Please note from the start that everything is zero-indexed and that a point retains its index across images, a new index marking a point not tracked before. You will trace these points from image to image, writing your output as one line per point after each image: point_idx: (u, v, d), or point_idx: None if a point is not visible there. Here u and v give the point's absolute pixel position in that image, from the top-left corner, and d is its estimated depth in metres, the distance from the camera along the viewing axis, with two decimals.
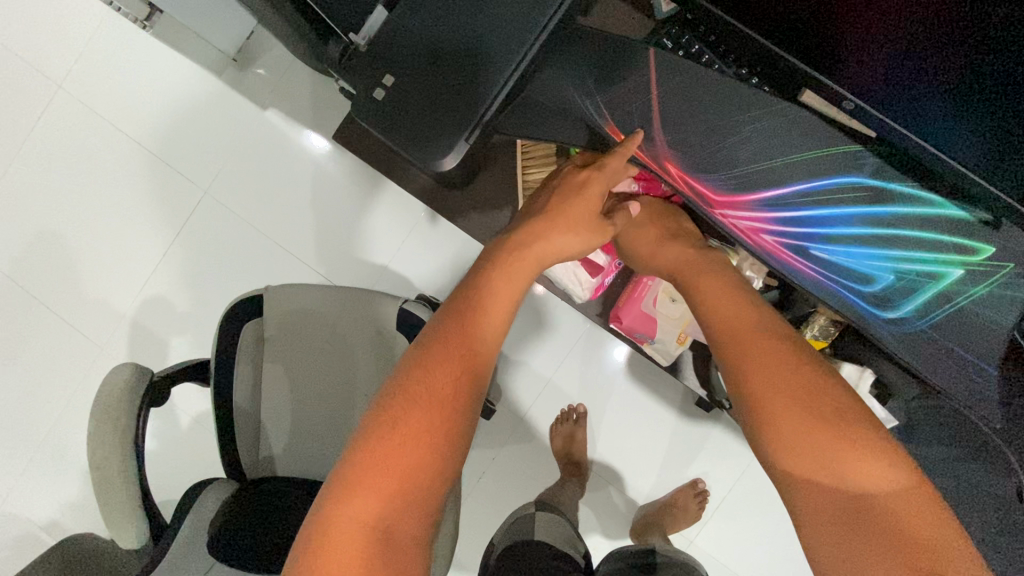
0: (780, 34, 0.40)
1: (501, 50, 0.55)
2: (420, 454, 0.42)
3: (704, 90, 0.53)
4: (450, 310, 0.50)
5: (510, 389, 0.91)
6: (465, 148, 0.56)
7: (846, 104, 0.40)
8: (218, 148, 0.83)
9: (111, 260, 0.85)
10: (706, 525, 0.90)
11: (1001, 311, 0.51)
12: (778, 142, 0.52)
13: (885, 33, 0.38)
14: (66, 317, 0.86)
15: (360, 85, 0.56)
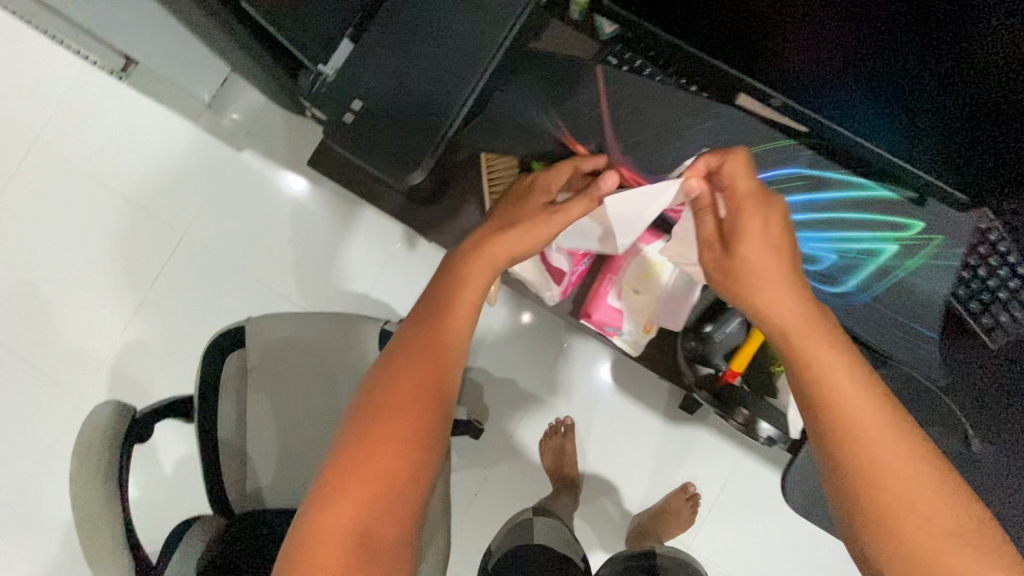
0: (712, 45, 0.43)
1: (463, 65, 0.54)
2: (397, 466, 0.39)
3: (648, 102, 0.57)
4: (416, 322, 0.46)
5: (497, 407, 0.91)
6: (433, 162, 0.56)
7: (775, 102, 0.45)
8: (197, 190, 0.92)
9: (94, 305, 0.92)
10: (704, 532, 0.88)
11: (935, 280, 0.57)
12: (721, 141, 0.57)
13: (816, 39, 0.40)
14: (49, 367, 0.91)
15: (328, 110, 0.55)
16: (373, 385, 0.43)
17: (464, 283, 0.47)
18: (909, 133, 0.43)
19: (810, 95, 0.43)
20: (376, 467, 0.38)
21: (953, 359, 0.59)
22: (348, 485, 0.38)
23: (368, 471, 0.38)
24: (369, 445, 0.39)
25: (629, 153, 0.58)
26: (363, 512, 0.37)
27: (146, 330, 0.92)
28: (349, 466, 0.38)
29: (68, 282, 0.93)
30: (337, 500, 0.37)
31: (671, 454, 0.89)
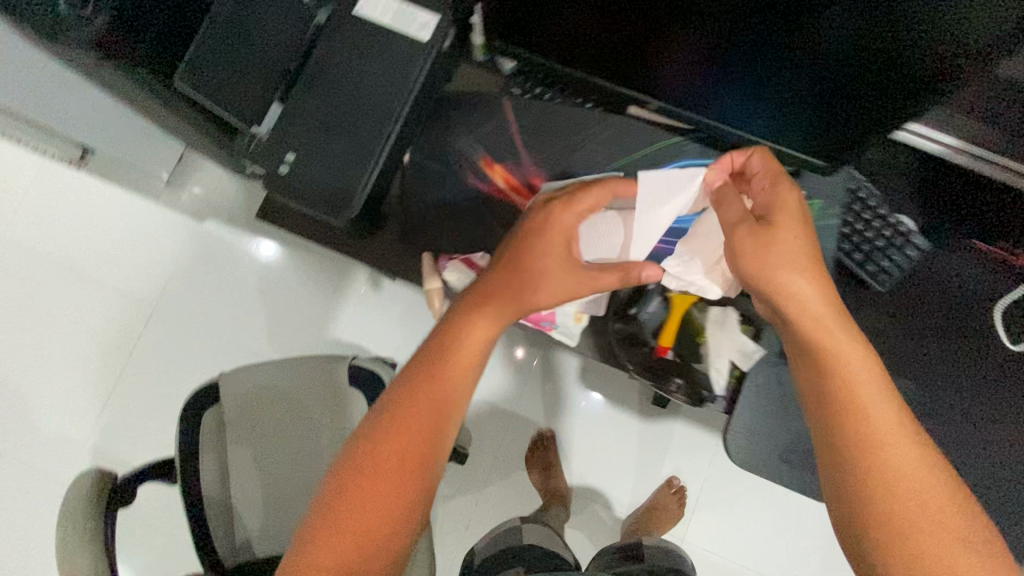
0: (595, 66, 0.49)
1: (377, 113, 0.61)
2: (391, 517, 0.42)
3: (554, 119, 0.63)
4: (417, 358, 0.48)
5: (479, 430, 0.93)
6: (364, 200, 0.60)
7: (655, 106, 0.51)
8: (165, 262, 0.96)
9: (69, 386, 0.93)
10: (695, 525, 0.90)
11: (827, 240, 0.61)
12: (625, 142, 0.61)
13: (693, 48, 0.45)
14: (28, 453, 0.91)
15: (264, 166, 0.61)
16: (370, 428, 0.45)
17: (468, 330, 0.48)
18: (786, 122, 0.49)
19: (676, 96, 0.50)
20: (372, 513, 0.42)
21: (866, 308, 0.64)
22: (344, 530, 0.41)
23: (363, 519, 0.42)
24: (365, 491, 0.42)
25: (542, 165, 0.63)
26: (354, 558, 0.40)
27: (123, 406, 0.93)
28: (347, 510, 0.42)
29: (43, 366, 0.94)
30: (330, 543, 0.41)
31: (652, 452, 0.91)
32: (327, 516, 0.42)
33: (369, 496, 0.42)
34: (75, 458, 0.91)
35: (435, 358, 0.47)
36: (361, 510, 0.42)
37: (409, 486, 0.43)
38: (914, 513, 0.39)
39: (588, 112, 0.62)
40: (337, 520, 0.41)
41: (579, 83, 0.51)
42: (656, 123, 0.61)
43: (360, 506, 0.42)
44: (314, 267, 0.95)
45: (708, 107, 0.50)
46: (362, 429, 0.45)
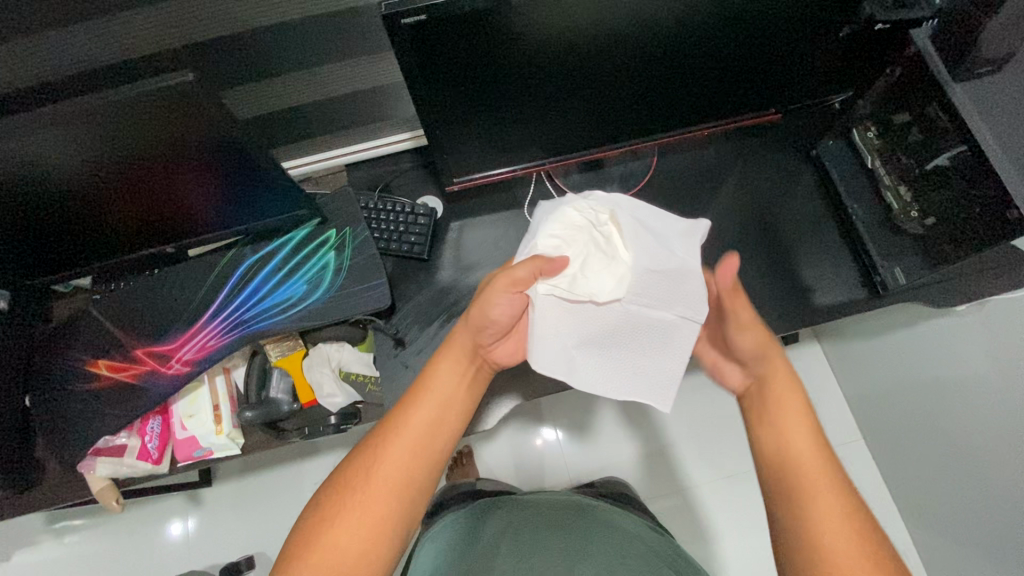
0: (598, 89, 0.71)
1: (218, 115, 0.60)
2: (853, 541, 0.53)
3: (493, 146, 0.79)
4: (829, 465, 0.58)
5: (526, 455, 1.29)
6: (276, 175, 0.72)
7: (611, 143, 0.83)
8: (97, 317, 0.84)
9: (202, 512, 1.37)
10: (718, 523, 1.24)
11: (841, 202, 0.86)
12: (559, 149, 0.82)
13: (662, 110, 0.78)
14: (157, 556, 1.35)
15: (152, 187, 0.70)
16: (827, 472, 0.57)
17: (795, 402, 0.61)
18: (680, 174, 0.91)
19: (635, 133, 0.82)
20: (365, 522, 0.58)
21: (890, 247, 0.81)
22: (338, 538, 0.57)
23: (357, 516, 0.58)
24: (378, 473, 0.60)
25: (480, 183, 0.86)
26: (845, 540, 0.53)
27: (229, 506, 1.37)
28: (336, 510, 0.59)
29: (154, 509, 1.37)
30: (330, 536, 0.58)
31: (633, 462, 1.28)
32: (319, 510, 0.60)
33: (359, 511, 0.59)
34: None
35: (419, 407, 0.64)
36: (358, 516, 0.59)
37: (384, 511, 0.59)
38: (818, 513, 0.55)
39: (524, 131, 0.77)
40: (333, 521, 0.58)
41: (608, 87, 0.72)
42: (601, 130, 0.80)
43: (343, 518, 0.58)
44: (274, 322, 0.81)
45: (644, 142, 0.84)
46: (820, 463, 0.58)
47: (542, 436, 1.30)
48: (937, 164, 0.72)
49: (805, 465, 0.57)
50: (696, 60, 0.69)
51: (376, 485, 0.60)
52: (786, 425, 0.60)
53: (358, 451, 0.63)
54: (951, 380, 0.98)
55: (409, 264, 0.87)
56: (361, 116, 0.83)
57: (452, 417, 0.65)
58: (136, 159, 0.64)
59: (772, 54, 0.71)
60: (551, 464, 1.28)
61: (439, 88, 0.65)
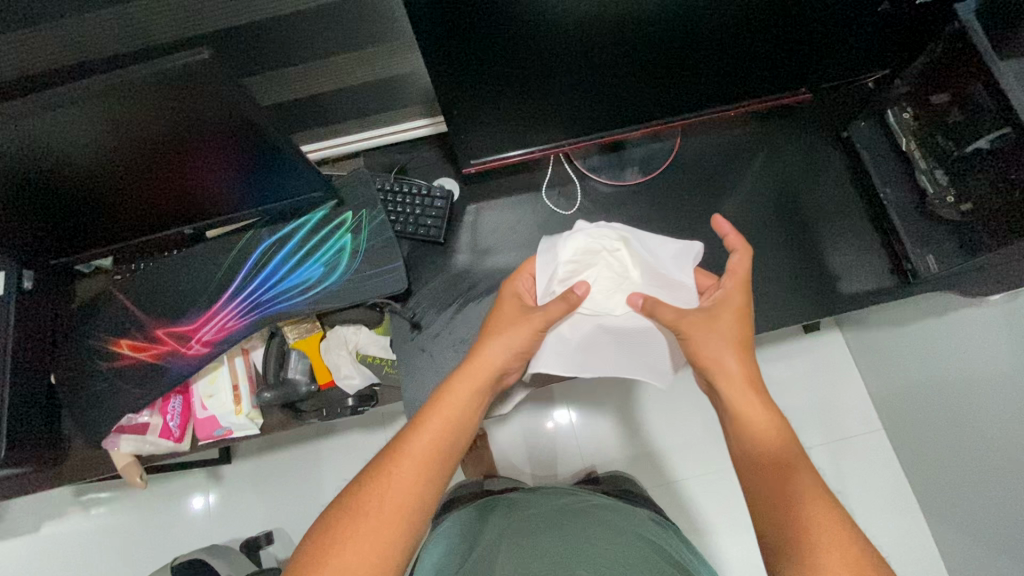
0: (622, 68, 0.69)
1: (232, 92, 0.59)
2: (838, 538, 0.51)
3: (513, 128, 0.77)
4: (797, 458, 0.57)
5: (541, 438, 1.30)
6: (293, 154, 0.70)
7: (633, 125, 0.81)
8: (120, 297, 0.84)
9: (224, 488, 1.40)
10: (720, 516, 1.23)
11: (876, 185, 0.82)
12: (579, 131, 0.80)
13: (688, 90, 0.75)
14: (180, 530, 1.39)
15: (167, 167, 0.69)
16: (797, 465, 0.56)
17: (763, 405, 0.60)
18: (704, 157, 0.88)
19: (659, 114, 0.80)
20: (375, 544, 0.58)
21: (922, 233, 0.78)
22: (351, 560, 0.57)
23: (370, 537, 0.58)
24: (390, 495, 0.60)
25: (497, 164, 0.84)
26: (827, 537, 0.51)
27: (248, 483, 1.40)
28: (348, 533, 0.58)
29: (177, 483, 1.41)
30: (341, 558, 0.57)
31: (647, 449, 1.27)
32: (329, 531, 0.59)
33: (372, 533, 0.58)
34: (30, 478, 0.83)
35: (432, 427, 0.64)
36: (371, 538, 0.58)
37: (396, 533, 0.59)
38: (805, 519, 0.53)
39: (545, 112, 0.75)
40: (345, 544, 0.57)
41: (632, 67, 0.69)
42: (623, 111, 0.78)
43: (355, 541, 0.58)
44: (292, 305, 0.81)
45: (667, 123, 0.81)
46: (788, 456, 0.57)
47: (553, 421, 1.30)
48: (976, 148, 0.68)
49: (774, 462, 0.57)
50: (728, 37, 0.67)
51: (390, 505, 0.60)
52: (758, 428, 0.59)
53: (368, 469, 0.63)
54: (979, 373, 0.96)
55: (425, 247, 0.86)
56: (381, 102, 0.81)
57: (462, 436, 0.66)
58: (157, 139, 0.64)
59: (809, 29, 0.67)
60: (563, 448, 1.29)
61: (458, 68, 0.63)
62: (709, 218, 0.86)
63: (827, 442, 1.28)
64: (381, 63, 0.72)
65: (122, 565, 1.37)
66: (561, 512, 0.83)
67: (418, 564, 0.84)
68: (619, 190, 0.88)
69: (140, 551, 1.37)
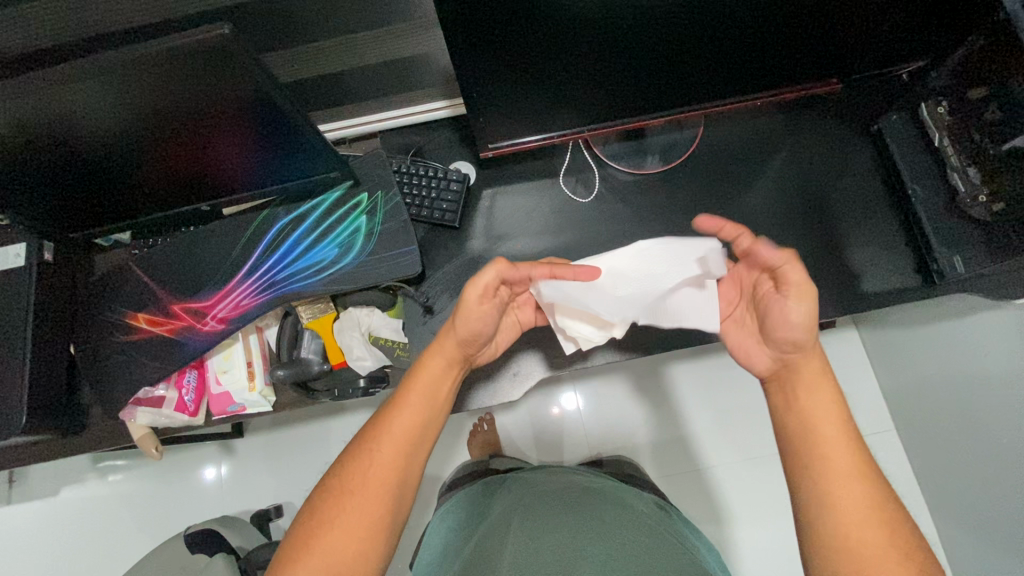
0: (647, 53, 0.67)
1: (249, 68, 0.58)
2: (878, 526, 0.53)
3: (532, 113, 0.76)
4: (852, 444, 0.57)
5: (548, 424, 1.30)
6: (313, 133, 0.69)
7: (656, 113, 0.79)
8: (137, 271, 0.85)
9: (237, 460, 1.43)
10: (729, 506, 1.23)
11: (913, 179, 0.79)
12: (600, 118, 0.79)
13: (712, 78, 0.73)
14: (192, 500, 1.42)
15: (186, 143, 0.69)
16: (851, 452, 0.56)
17: (828, 393, 0.59)
18: (725, 148, 0.87)
19: (681, 103, 0.78)
20: (361, 523, 0.59)
21: (954, 232, 0.76)
22: (337, 539, 0.58)
23: (354, 517, 0.59)
24: (369, 476, 0.61)
25: (512, 148, 0.82)
26: (870, 525, 0.53)
27: (259, 457, 1.43)
28: (336, 513, 0.59)
29: (191, 455, 1.44)
30: (330, 536, 0.58)
31: (656, 439, 1.27)
32: (319, 512, 0.60)
33: (357, 512, 0.59)
34: (51, 446, 0.85)
35: (408, 405, 0.64)
36: (357, 515, 0.59)
37: (379, 508, 0.60)
38: (855, 517, 0.54)
39: (566, 97, 0.74)
40: (334, 524, 0.59)
41: (657, 51, 0.67)
42: (645, 99, 0.77)
43: (342, 519, 0.59)
44: (305, 285, 0.81)
45: (689, 112, 0.79)
46: (843, 443, 0.57)
47: (559, 409, 1.31)
48: (1015, 145, 0.66)
49: (833, 449, 0.57)
50: (759, 19, 0.64)
51: (373, 485, 0.60)
52: (818, 412, 0.59)
53: (351, 448, 0.64)
54: (997, 378, 0.93)
55: (440, 231, 0.86)
56: (399, 83, 0.80)
57: (437, 411, 0.66)
58: (173, 115, 0.64)
59: (844, 14, 0.64)
60: (571, 434, 1.29)
61: (479, 51, 0.62)
62: (729, 210, 0.84)
63: None
64: (401, 42, 0.71)
65: (137, 532, 1.40)
66: (572, 492, 0.83)
67: (426, 543, 0.85)
68: (639, 179, 0.86)
69: (154, 518, 1.41)
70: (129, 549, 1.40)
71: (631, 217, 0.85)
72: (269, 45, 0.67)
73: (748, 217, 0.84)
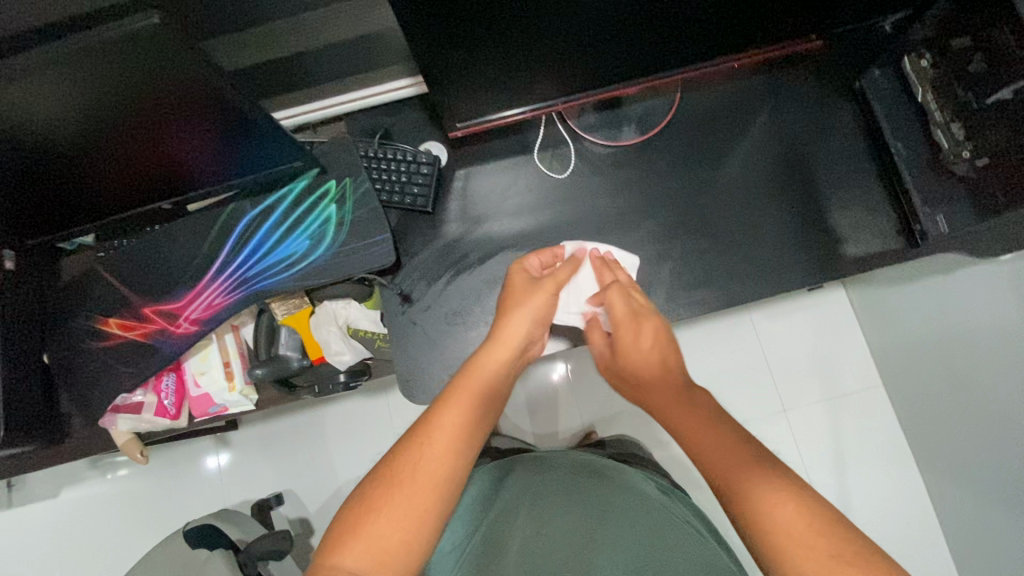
0: (614, 17, 0.63)
1: (184, 58, 0.54)
2: (788, 511, 0.49)
3: (499, 90, 0.73)
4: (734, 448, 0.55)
5: (541, 400, 1.30)
6: (266, 121, 0.66)
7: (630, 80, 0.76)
8: (106, 274, 0.83)
9: (232, 452, 1.44)
10: None
11: (899, 138, 0.77)
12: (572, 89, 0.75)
13: (686, 40, 0.70)
14: (192, 492, 1.43)
15: (134, 140, 0.65)
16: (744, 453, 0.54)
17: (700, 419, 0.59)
18: (705, 112, 0.83)
19: (655, 69, 0.74)
20: (409, 513, 0.55)
21: (938, 191, 0.74)
22: (385, 528, 0.54)
23: (403, 506, 0.55)
24: (420, 466, 0.57)
25: (479, 126, 0.79)
26: (778, 513, 0.49)
27: (255, 447, 1.43)
28: (383, 501, 0.56)
29: (188, 448, 1.44)
30: (377, 525, 0.55)
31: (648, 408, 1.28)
32: (364, 499, 0.57)
33: (405, 502, 0.56)
34: (35, 455, 0.84)
35: (460, 400, 0.62)
36: (406, 505, 0.55)
37: (430, 502, 0.56)
38: (772, 518, 0.49)
39: (532, 70, 0.70)
40: (380, 512, 0.55)
41: (628, 15, 0.63)
42: (618, 66, 0.73)
43: (390, 509, 0.55)
44: (278, 281, 0.79)
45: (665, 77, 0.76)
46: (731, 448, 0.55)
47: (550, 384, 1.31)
48: (1000, 98, 0.64)
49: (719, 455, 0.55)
50: None
51: (423, 476, 0.57)
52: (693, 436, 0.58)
53: (401, 440, 0.60)
54: (984, 333, 0.93)
55: (413, 216, 0.83)
56: (359, 62, 0.75)
57: (491, 407, 0.63)
58: (114, 110, 0.60)
59: None
60: (565, 408, 1.29)
61: (435, 26, 0.58)
62: (710, 178, 0.82)
63: (825, 398, 1.28)
64: (356, 21, 0.67)
65: (141, 526, 1.42)
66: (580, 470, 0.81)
67: None
68: (615, 150, 0.84)
69: (155, 512, 1.42)
70: (133, 543, 1.41)
71: (609, 191, 0.83)
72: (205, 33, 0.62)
73: (731, 182, 0.82)
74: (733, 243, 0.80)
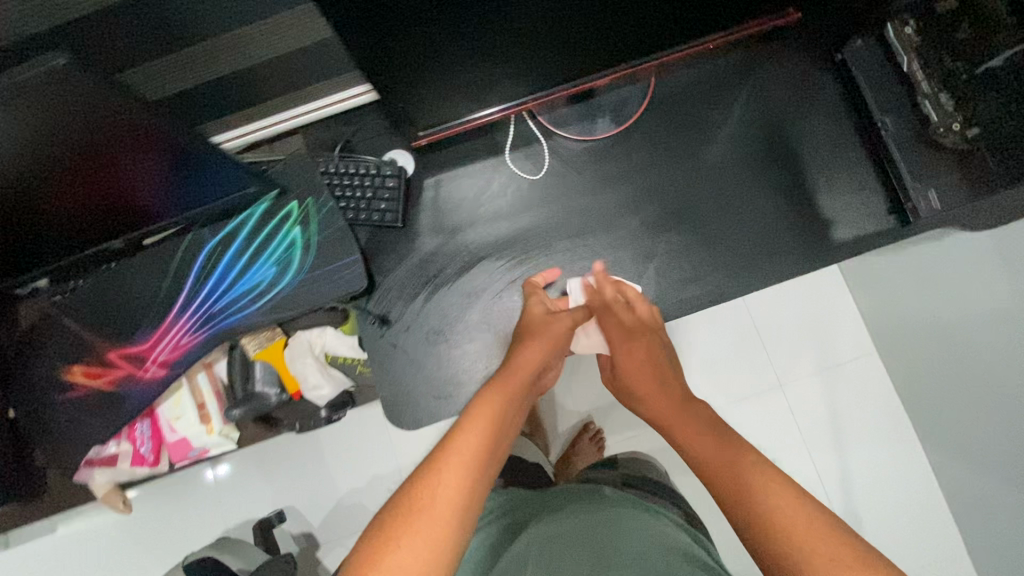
0: (576, 10, 0.58)
1: (111, 96, 0.50)
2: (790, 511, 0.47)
3: (460, 95, 0.68)
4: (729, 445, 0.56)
5: None
6: (211, 152, 0.61)
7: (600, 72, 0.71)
8: (64, 320, 0.78)
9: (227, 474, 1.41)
10: None
11: (883, 113, 0.74)
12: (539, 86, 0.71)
13: (655, 26, 0.65)
14: (190, 517, 1.41)
15: (66, 186, 0.60)
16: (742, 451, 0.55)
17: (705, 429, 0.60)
18: (682, 97, 0.79)
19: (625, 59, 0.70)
20: (432, 540, 0.49)
21: (926, 167, 0.71)
22: (406, 558, 0.47)
23: (426, 532, 0.49)
24: (440, 488, 0.52)
25: (443, 133, 0.74)
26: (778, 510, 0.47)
27: (250, 468, 1.41)
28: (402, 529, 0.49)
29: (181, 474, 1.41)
30: (396, 556, 0.47)
31: None
32: (378, 530, 0.49)
33: (427, 527, 0.49)
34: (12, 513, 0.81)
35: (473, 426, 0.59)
36: (428, 530, 0.49)
37: (451, 529, 0.50)
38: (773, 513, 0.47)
39: (494, 71, 0.65)
40: (399, 540, 0.48)
41: (592, 6, 0.58)
42: (585, 58, 0.68)
43: (411, 536, 0.48)
44: (246, 314, 0.75)
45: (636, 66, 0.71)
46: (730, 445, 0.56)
47: None
48: (990, 67, 0.61)
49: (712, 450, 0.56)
50: None
51: (445, 499, 0.51)
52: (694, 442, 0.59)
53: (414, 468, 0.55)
54: (978, 301, 0.92)
55: (383, 232, 0.79)
56: (308, 75, 0.70)
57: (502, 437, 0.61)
58: (36, 157, 0.54)
59: None
60: None
61: (381, 36, 0.53)
62: (690, 167, 0.78)
63: (819, 371, 1.27)
64: (298, 34, 0.61)
65: (142, 556, 1.40)
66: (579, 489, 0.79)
67: None
68: (590, 146, 0.79)
69: (155, 541, 1.40)
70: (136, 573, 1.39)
71: (585, 189, 0.79)
72: (129, 62, 0.56)
73: (712, 170, 0.78)
74: (718, 234, 0.77)
